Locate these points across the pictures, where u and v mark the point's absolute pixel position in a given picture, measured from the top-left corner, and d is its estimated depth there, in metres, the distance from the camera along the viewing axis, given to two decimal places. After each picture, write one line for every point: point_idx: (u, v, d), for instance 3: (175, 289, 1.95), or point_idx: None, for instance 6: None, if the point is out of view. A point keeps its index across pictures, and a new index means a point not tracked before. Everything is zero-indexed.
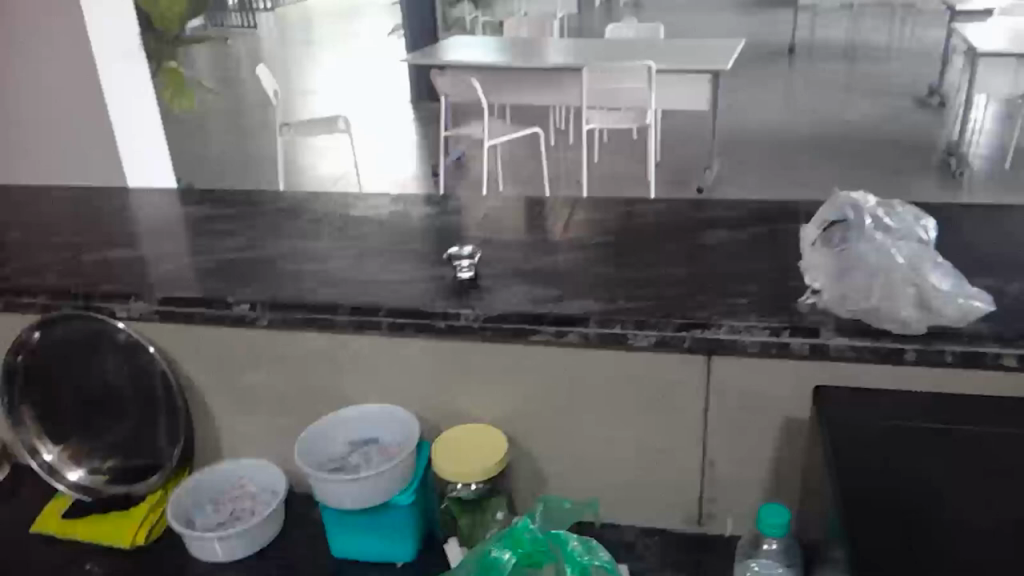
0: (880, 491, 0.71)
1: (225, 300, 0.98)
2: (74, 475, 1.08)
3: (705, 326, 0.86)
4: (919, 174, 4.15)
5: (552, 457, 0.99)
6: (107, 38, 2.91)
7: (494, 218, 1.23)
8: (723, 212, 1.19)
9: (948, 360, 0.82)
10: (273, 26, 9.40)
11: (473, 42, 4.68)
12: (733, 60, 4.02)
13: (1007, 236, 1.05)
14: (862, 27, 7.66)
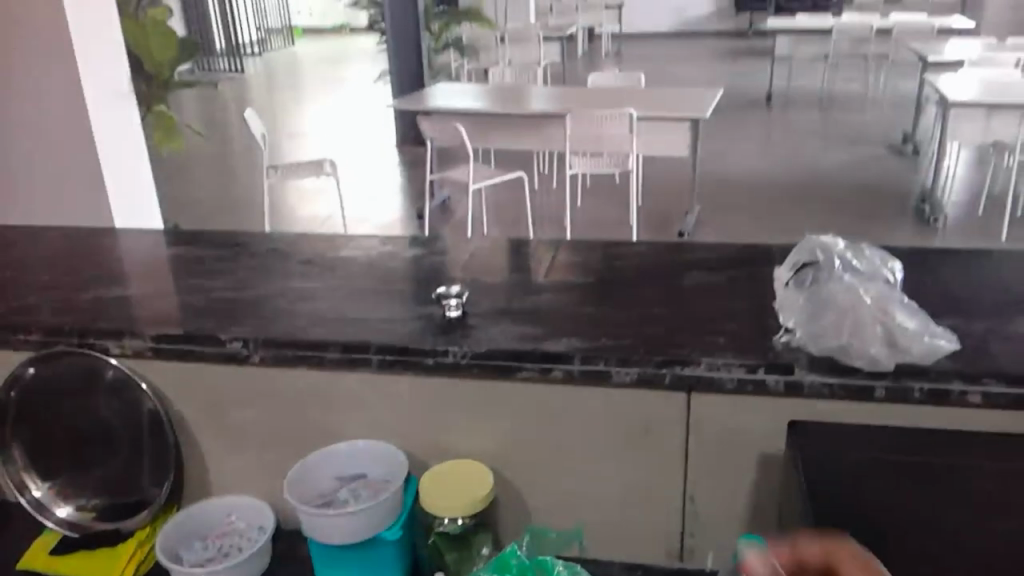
0: (851, 521, 0.74)
1: (217, 336, 1.00)
2: (63, 511, 1.10)
3: (684, 363, 0.90)
4: (894, 220, 4.24)
5: (536, 492, 1.02)
6: (98, 81, 2.96)
7: (480, 260, 1.26)
8: (701, 255, 1.23)
9: (915, 397, 0.85)
10: (261, 71, 9.53)
11: (458, 88, 4.78)
12: (712, 108, 4.13)
13: (973, 279, 1.10)
14: (838, 77, 7.88)
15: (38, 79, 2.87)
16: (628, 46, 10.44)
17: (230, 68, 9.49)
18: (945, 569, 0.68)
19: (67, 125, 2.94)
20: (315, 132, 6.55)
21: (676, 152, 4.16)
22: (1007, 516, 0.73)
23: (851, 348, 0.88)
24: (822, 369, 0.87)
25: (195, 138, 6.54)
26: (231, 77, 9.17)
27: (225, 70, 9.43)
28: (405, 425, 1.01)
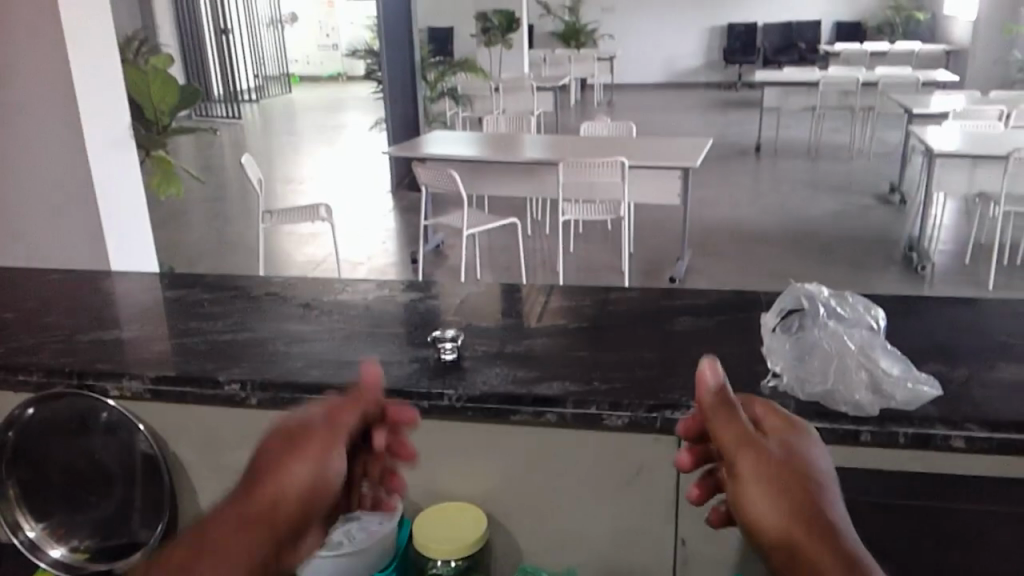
0: None
1: (216, 379, 1.02)
2: (56, 552, 1.10)
3: (674, 407, 0.92)
4: (882, 268, 4.29)
5: (528, 533, 1.03)
6: (100, 126, 3.01)
7: (474, 304, 1.29)
8: (690, 300, 1.26)
9: (901, 441, 0.87)
10: (257, 117, 9.66)
11: (452, 136, 4.86)
12: (702, 157, 4.20)
13: (956, 327, 1.12)
14: (826, 128, 8.05)
15: (40, 122, 2.92)
16: (620, 96, 10.64)
17: (228, 113, 9.61)
18: None
19: (68, 168, 2.98)
20: (311, 177, 6.62)
21: (666, 200, 4.23)
22: None
23: (836, 393, 0.90)
24: (810, 414, 0.89)
25: (191, 183, 6.60)
26: (229, 122, 9.31)
27: (223, 116, 9.55)
28: None
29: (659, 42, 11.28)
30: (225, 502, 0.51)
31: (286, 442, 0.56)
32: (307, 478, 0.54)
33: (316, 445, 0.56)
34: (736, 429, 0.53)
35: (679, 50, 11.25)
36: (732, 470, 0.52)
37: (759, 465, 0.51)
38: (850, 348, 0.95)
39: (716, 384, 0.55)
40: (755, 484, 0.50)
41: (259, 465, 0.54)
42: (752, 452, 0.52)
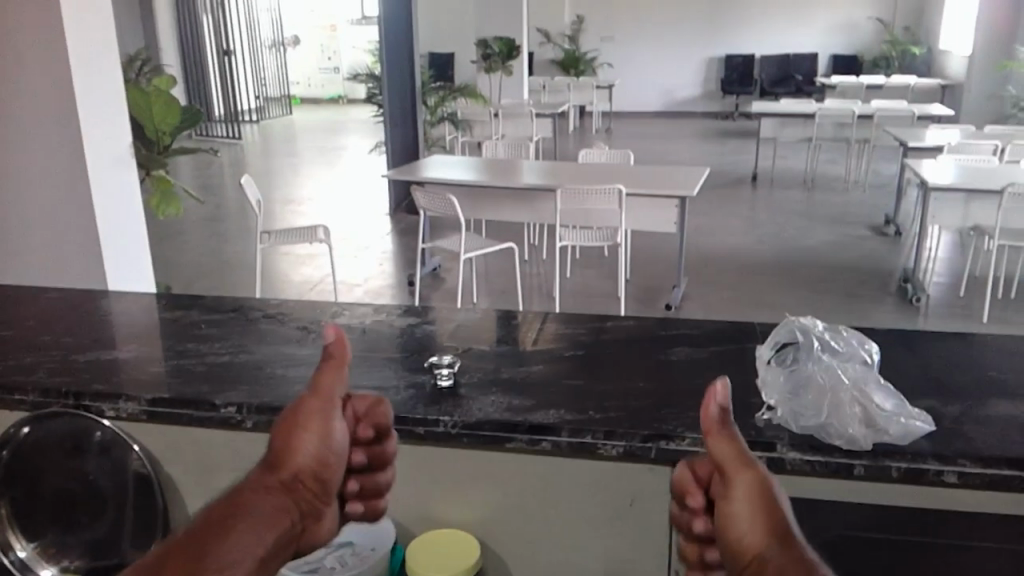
0: None
1: (212, 402, 1.02)
2: (46, 572, 1.10)
3: (669, 438, 0.92)
4: (876, 299, 4.31)
5: (521, 562, 1.03)
6: (100, 145, 3.02)
7: (470, 330, 1.29)
8: (686, 330, 1.27)
9: (893, 475, 0.88)
10: (258, 138, 9.71)
11: (451, 161, 4.89)
12: (699, 186, 4.23)
13: (950, 361, 1.13)
14: (822, 159, 8.12)
15: (41, 140, 2.94)
16: (618, 124, 10.72)
17: (228, 134, 9.65)
18: None
19: (67, 186, 2.99)
20: (310, 199, 6.64)
21: (663, 228, 4.25)
22: None
23: (831, 426, 0.91)
24: (804, 447, 0.89)
25: (190, 202, 6.62)
26: (229, 142, 9.36)
27: (223, 136, 9.59)
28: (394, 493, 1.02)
29: (658, 72, 11.39)
30: (252, 478, 0.61)
31: (293, 423, 0.64)
32: (316, 456, 0.63)
33: (317, 423, 0.64)
34: (737, 454, 0.60)
35: (678, 80, 11.35)
36: (725, 492, 0.58)
37: (750, 490, 0.57)
38: (844, 382, 0.95)
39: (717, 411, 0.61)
40: (742, 506, 0.57)
41: (273, 450, 0.63)
42: (740, 474, 0.58)
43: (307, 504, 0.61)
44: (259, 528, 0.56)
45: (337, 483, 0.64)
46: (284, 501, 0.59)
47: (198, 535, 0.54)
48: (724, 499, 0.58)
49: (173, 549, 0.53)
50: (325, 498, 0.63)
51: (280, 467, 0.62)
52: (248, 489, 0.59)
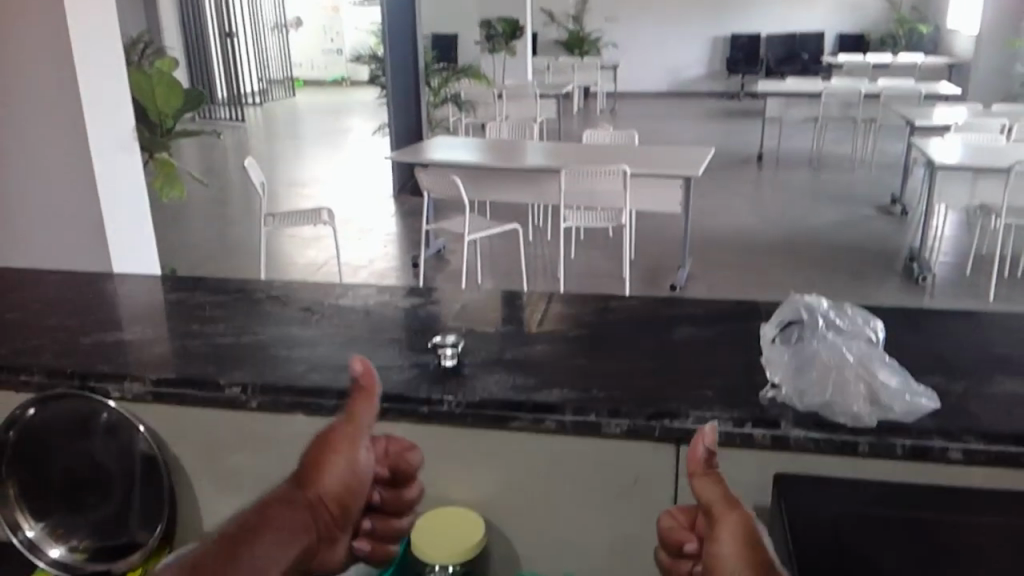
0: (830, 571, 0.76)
1: (217, 382, 1.03)
2: (55, 551, 1.09)
3: (673, 417, 0.92)
4: (882, 279, 4.30)
5: (526, 539, 1.03)
6: (104, 128, 3.01)
7: (475, 310, 1.29)
8: (691, 309, 1.26)
9: (898, 453, 0.88)
10: (261, 120, 9.68)
11: (455, 142, 4.87)
12: (704, 166, 4.21)
13: (955, 339, 1.13)
14: (827, 139, 8.07)
15: (45, 124, 2.93)
16: (623, 105, 10.66)
17: (231, 116, 9.62)
18: None
19: (71, 169, 2.99)
20: (313, 181, 6.63)
21: (668, 208, 4.23)
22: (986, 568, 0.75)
23: (834, 404, 0.91)
24: (808, 425, 0.89)
25: (194, 185, 6.62)
26: (233, 125, 9.34)
27: (226, 118, 9.56)
28: None
29: (662, 51, 11.32)
30: (281, 490, 0.64)
31: (325, 446, 0.67)
32: (342, 480, 0.66)
33: (347, 447, 0.68)
34: (724, 499, 0.63)
35: (683, 60, 11.27)
36: (714, 532, 0.62)
37: (736, 530, 0.61)
38: (848, 360, 0.95)
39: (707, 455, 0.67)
40: (729, 546, 0.60)
41: (300, 472, 0.66)
42: (727, 514, 0.62)
43: (326, 526, 0.65)
44: (278, 544, 0.60)
45: (355, 510, 0.68)
46: (306, 520, 0.63)
47: (226, 547, 0.58)
48: (712, 540, 0.62)
49: (202, 556, 0.57)
50: (342, 523, 0.66)
51: (306, 484, 0.65)
52: (275, 505, 0.63)
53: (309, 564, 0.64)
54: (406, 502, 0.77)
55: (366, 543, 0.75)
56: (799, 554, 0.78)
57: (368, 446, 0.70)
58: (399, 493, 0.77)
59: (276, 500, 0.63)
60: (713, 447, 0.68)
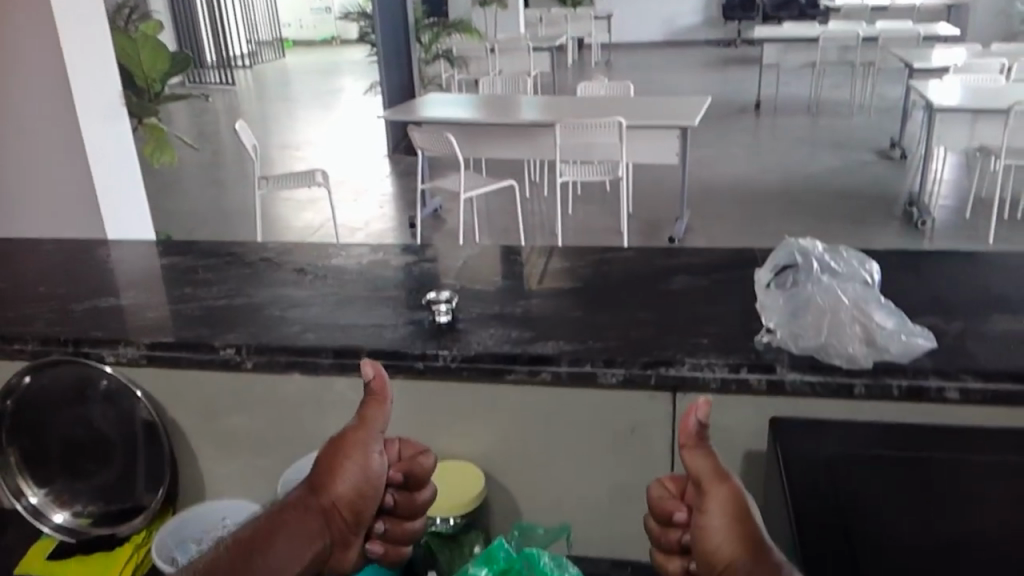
0: (827, 515, 0.76)
1: (211, 344, 1.02)
2: (59, 517, 1.10)
3: (669, 364, 0.92)
4: (882, 224, 4.28)
5: (525, 490, 1.04)
6: (91, 94, 2.97)
7: (470, 266, 1.28)
8: (688, 259, 1.26)
9: (894, 394, 0.87)
10: (252, 84, 9.56)
11: (448, 99, 4.81)
12: (700, 115, 4.16)
13: (955, 280, 1.12)
14: (825, 85, 7.98)
15: (30, 92, 2.89)
16: (617, 56, 10.52)
17: (221, 80, 9.49)
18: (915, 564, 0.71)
19: (60, 138, 2.96)
20: (307, 143, 6.58)
21: (665, 160, 4.20)
22: (980, 504, 0.77)
23: (830, 346, 0.90)
24: (804, 368, 0.89)
25: (187, 151, 6.57)
26: (223, 89, 9.24)
27: (216, 82, 9.44)
28: (398, 429, 1.03)
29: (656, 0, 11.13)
30: (297, 497, 0.66)
31: (334, 451, 0.67)
32: (352, 487, 0.67)
33: (358, 452, 0.67)
34: (717, 475, 0.62)
35: (678, 8, 11.08)
36: (702, 505, 0.62)
37: (726, 503, 0.61)
38: (843, 301, 0.94)
39: (698, 425, 0.63)
40: (717, 520, 0.60)
41: (311, 476, 0.68)
42: (716, 489, 0.62)
43: (339, 530, 0.67)
44: (287, 554, 0.63)
45: (370, 513, 0.69)
46: (318, 527, 0.65)
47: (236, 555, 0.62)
48: (701, 513, 0.62)
49: (213, 565, 0.60)
50: (355, 528, 0.68)
51: (317, 491, 0.67)
52: (284, 515, 0.65)
53: (322, 566, 0.66)
54: (422, 507, 0.72)
55: (384, 547, 0.71)
56: (797, 495, 0.78)
57: (381, 449, 0.68)
58: (413, 496, 0.71)
59: (291, 505, 0.66)
60: (704, 418, 0.63)
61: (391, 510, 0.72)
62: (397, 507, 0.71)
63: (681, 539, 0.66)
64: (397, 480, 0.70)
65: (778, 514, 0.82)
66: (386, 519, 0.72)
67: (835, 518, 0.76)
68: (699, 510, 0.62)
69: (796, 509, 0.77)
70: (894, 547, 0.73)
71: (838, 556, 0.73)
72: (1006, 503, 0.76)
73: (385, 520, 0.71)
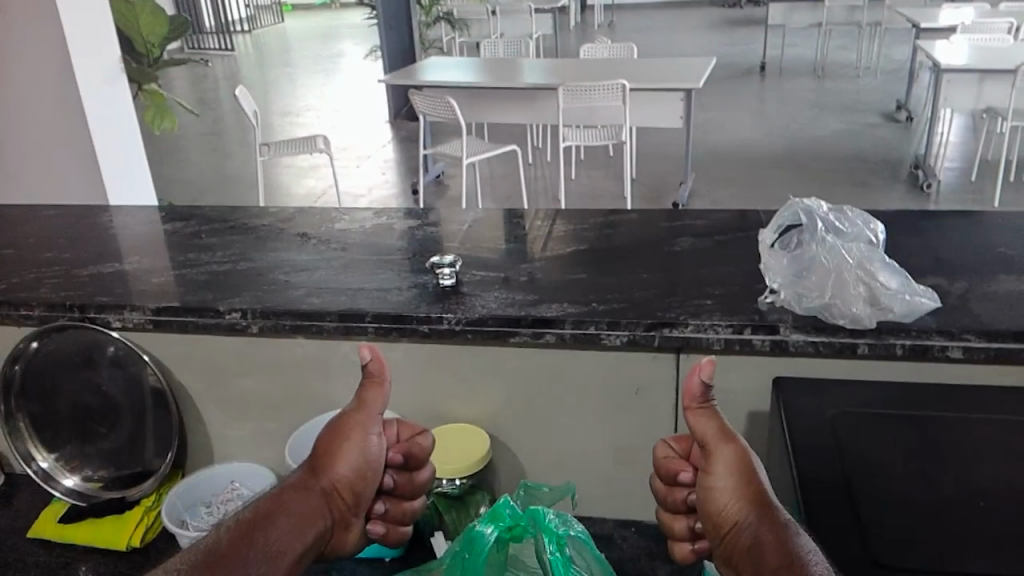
0: (830, 473, 0.77)
1: (214, 308, 1.02)
2: (69, 481, 1.12)
3: (673, 325, 0.91)
4: (887, 188, 4.25)
5: (530, 452, 1.06)
6: (89, 59, 2.94)
7: (474, 231, 1.28)
8: (691, 222, 1.25)
9: (898, 353, 0.87)
10: (252, 49, 9.47)
11: (449, 63, 4.75)
12: (705, 78, 4.11)
13: (961, 242, 1.11)
14: (831, 46, 7.88)
15: (29, 59, 2.87)
16: (621, 18, 10.39)
17: (221, 46, 9.41)
18: (918, 520, 0.72)
19: (61, 105, 2.95)
20: (307, 109, 6.54)
21: (669, 123, 4.16)
22: (980, 463, 0.77)
23: (834, 307, 0.90)
24: (807, 328, 0.89)
25: (187, 118, 6.54)
26: (222, 54, 9.16)
27: (216, 48, 9.36)
28: (404, 392, 1.04)
29: None
30: (297, 480, 0.66)
31: (334, 434, 0.68)
32: (353, 468, 0.67)
33: (356, 433, 0.68)
34: (721, 438, 0.63)
35: None
36: (708, 466, 0.63)
37: (732, 464, 0.61)
38: (848, 262, 0.94)
39: (701, 386, 0.64)
40: (723, 480, 0.61)
41: (309, 460, 0.68)
42: (719, 452, 0.62)
43: (339, 511, 0.67)
44: (290, 531, 0.61)
45: (369, 496, 0.69)
46: (320, 506, 0.65)
47: (242, 527, 0.59)
48: (706, 474, 0.63)
49: (217, 542, 0.57)
50: (356, 509, 0.68)
51: (318, 472, 0.67)
52: (284, 496, 0.64)
53: (323, 549, 0.65)
54: (420, 487, 0.73)
55: (387, 527, 0.72)
56: (802, 455, 0.79)
57: (380, 430, 0.70)
58: (414, 477, 0.72)
59: (291, 487, 0.65)
60: (708, 378, 0.63)
61: (390, 491, 0.72)
62: (398, 488, 0.72)
63: (686, 499, 0.67)
64: (397, 462, 0.71)
65: (782, 474, 0.82)
66: (386, 499, 0.72)
67: (837, 478, 0.77)
68: (703, 475, 0.63)
69: (800, 471, 0.78)
70: (896, 506, 0.73)
71: (839, 516, 0.73)
72: (1006, 462, 0.77)
73: (385, 501, 0.72)
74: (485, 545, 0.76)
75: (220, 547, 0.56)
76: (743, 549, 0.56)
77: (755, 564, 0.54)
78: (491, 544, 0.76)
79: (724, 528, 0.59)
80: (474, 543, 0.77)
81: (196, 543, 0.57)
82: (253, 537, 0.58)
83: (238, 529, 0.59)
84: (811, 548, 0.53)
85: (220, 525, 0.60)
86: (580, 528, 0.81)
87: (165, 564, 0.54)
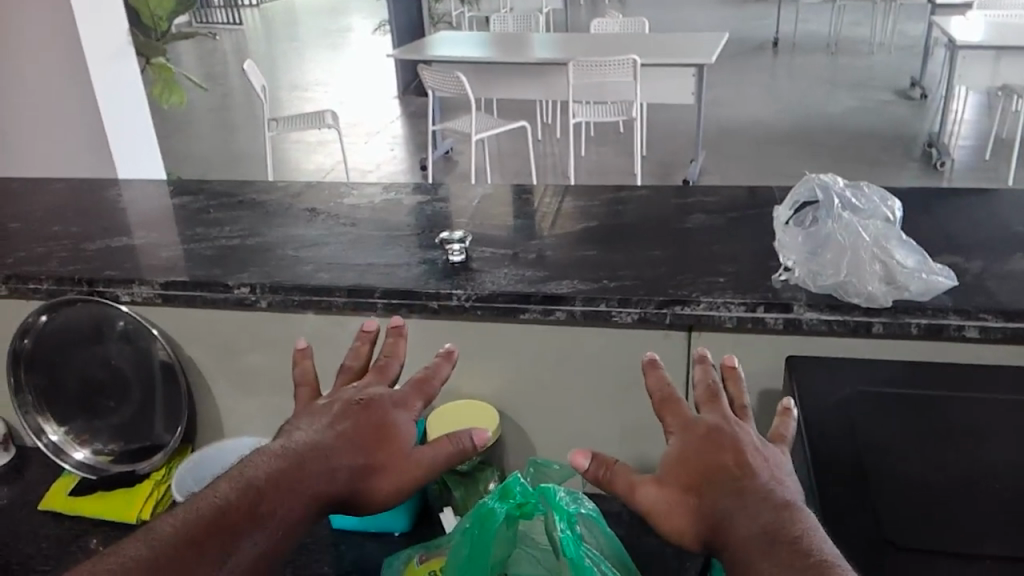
0: (850, 464, 0.76)
1: (224, 284, 1.01)
2: (79, 454, 1.14)
3: (685, 303, 0.90)
4: (899, 165, 4.21)
5: (540, 431, 1.06)
6: (96, 32, 2.93)
7: (483, 207, 1.27)
8: (703, 198, 1.23)
9: (913, 332, 0.86)
10: (260, 23, 9.45)
11: (458, 37, 4.70)
12: (717, 53, 4.05)
13: (983, 223, 1.08)
14: (844, 22, 7.79)
15: (39, 32, 2.85)
16: None
17: (228, 19, 9.37)
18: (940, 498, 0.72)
19: (67, 78, 2.94)
20: (317, 84, 6.53)
21: (680, 99, 4.12)
22: (988, 443, 0.77)
23: (849, 285, 0.88)
24: (821, 307, 0.87)
25: (196, 91, 6.53)
26: (231, 28, 9.14)
27: (223, 22, 9.32)
28: (412, 366, 1.03)
29: None
30: (323, 463, 0.63)
31: (380, 450, 0.66)
32: (394, 484, 0.65)
33: (398, 454, 0.66)
34: (700, 434, 0.63)
35: None
36: (664, 469, 0.62)
37: (686, 466, 0.61)
38: (863, 239, 0.92)
39: (660, 396, 0.69)
40: (675, 487, 0.60)
41: (325, 427, 0.66)
42: (695, 446, 0.62)
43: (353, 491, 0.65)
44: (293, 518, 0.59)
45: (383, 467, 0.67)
46: (342, 484, 0.63)
47: (238, 503, 0.57)
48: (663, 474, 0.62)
49: (215, 522, 0.55)
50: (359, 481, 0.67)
51: (334, 451, 0.64)
52: (284, 462, 0.62)
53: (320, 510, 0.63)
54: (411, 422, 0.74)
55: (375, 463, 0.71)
56: (817, 450, 0.77)
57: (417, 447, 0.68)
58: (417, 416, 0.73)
59: (293, 451, 0.63)
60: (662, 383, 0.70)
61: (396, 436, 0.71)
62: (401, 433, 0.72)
63: None
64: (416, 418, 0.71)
65: (794, 457, 0.81)
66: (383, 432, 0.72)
67: (853, 473, 0.75)
68: (654, 477, 0.61)
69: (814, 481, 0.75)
70: (909, 493, 0.73)
71: (857, 520, 0.71)
72: (1015, 444, 0.77)
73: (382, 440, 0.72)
74: (493, 520, 0.77)
75: (213, 528, 0.55)
76: (729, 531, 0.55)
77: (738, 553, 0.53)
78: (501, 519, 0.76)
79: (684, 535, 0.58)
80: (485, 518, 0.77)
81: (185, 507, 0.56)
82: (241, 521, 0.56)
83: (225, 508, 0.57)
84: (804, 530, 0.53)
85: (208, 489, 0.59)
86: (590, 506, 0.81)
87: (124, 556, 0.51)
